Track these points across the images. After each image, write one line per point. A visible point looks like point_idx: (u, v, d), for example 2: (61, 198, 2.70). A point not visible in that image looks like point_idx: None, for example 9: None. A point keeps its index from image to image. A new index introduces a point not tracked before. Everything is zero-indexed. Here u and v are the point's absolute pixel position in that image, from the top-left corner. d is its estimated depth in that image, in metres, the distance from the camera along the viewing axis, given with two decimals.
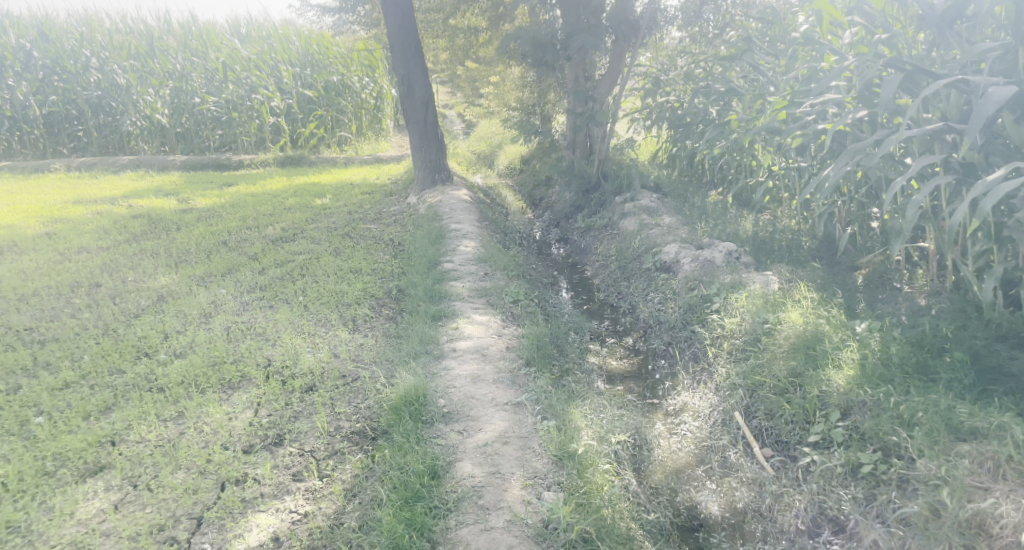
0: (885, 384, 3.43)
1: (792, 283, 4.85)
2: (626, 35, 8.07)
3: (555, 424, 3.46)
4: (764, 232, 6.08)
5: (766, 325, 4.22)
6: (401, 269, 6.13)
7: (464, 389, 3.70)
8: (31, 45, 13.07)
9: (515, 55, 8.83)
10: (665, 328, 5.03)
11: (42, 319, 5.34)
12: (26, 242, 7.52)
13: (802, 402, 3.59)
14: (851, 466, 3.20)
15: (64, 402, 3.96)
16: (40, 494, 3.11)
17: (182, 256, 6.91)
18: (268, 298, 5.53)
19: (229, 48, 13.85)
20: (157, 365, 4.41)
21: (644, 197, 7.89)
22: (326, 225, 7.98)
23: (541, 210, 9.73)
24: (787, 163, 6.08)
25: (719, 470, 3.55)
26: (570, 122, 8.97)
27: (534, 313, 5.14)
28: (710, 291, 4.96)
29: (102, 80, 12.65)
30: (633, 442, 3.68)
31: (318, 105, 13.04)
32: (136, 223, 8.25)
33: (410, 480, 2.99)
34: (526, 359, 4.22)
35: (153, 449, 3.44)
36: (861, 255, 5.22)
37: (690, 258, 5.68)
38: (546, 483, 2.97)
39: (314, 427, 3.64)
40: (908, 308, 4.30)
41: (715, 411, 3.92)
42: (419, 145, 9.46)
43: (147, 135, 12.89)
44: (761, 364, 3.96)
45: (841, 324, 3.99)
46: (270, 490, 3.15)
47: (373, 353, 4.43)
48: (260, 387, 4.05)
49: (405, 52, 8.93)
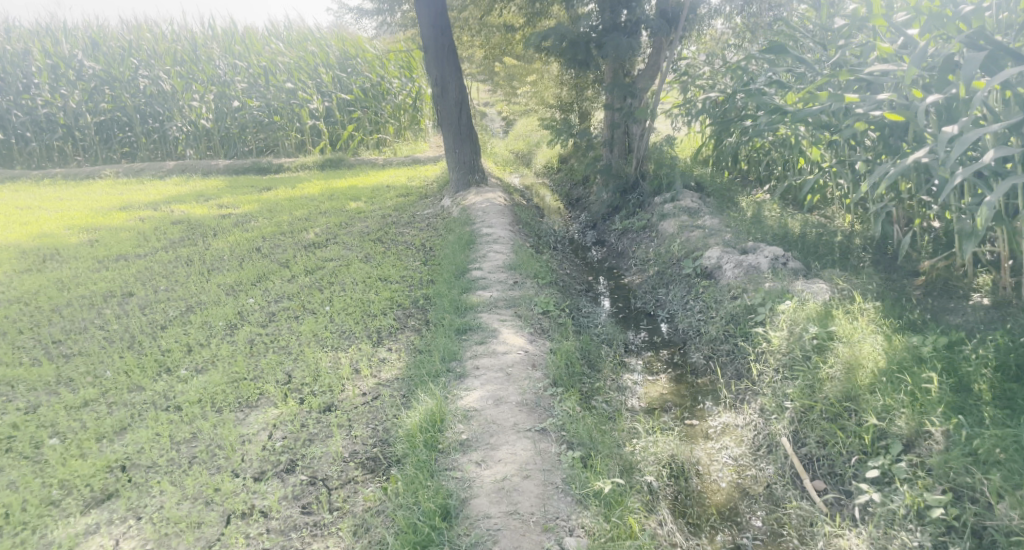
0: (956, 414, 3.05)
1: (846, 292, 4.46)
2: (663, 29, 7.67)
3: (582, 456, 3.22)
4: (815, 234, 5.65)
5: (816, 340, 3.83)
6: (429, 277, 5.92)
7: (485, 414, 3.48)
8: (82, 54, 13.33)
9: (549, 53, 8.50)
10: (706, 340, 4.68)
11: (72, 331, 5.29)
12: (69, 250, 7.56)
13: (858, 431, 3.25)
14: (917, 508, 2.84)
15: (80, 422, 3.86)
16: (41, 526, 3.06)
17: (216, 263, 6.84)
18: (295, 307, 5.39)
19: (271, 52, 13.83)
20: (178, 382, 4.28)
21: (685, 196, 7.48)
22: (359, 229, 7.85)
23: (578, 211, 9.41)
24: (839, 160, 5.65)
25: (766, 505, 3.24)
26: (608, 119, 8.60)
27: (564, 325, 4.85)
28: (755, 300, 4.56)
29: (149, 87, 12.80)
30: (670, 473, 3.38)
31: (356, 107, 13.01)
32: (175, 230, 8.24)
33: (420, 522, 2.78)
34: (553, 378, 3.96)
35: (163, 476, 3.33)
36: (923, 259, 4.80)
37: (733, 263, 5.27)
38: (569, 526, 2.76)
39: (329, 452, 3.45)
40: (976, 322, 3.89)
41: (760, 436, 3.60)
42: (453, 146, 9.23)
43: (193, 140, 13.04)
44: (810, 385, 3.59)
45: (904, 340, 3.60)
46: (277, 525, 3.01)
47: (395, 370, 4.23)
48: (278, 406, 3.87)
49: (438, 51, 8.70)
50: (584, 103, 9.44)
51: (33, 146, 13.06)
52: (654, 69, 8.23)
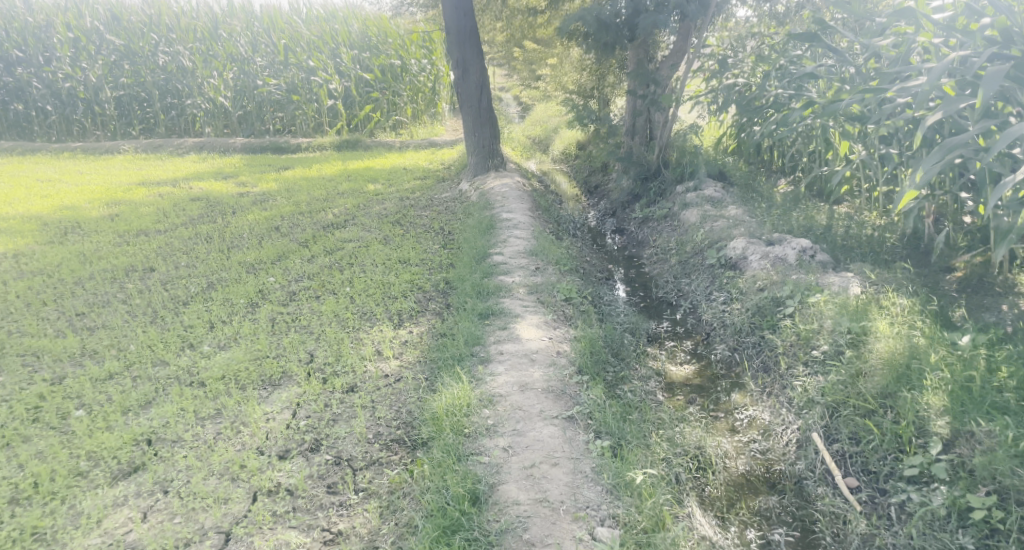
0: (1000, 414, 3.01)
1: (877, 285, 4.38)
2: (696, 14, 7.43)
3: (611, 445, 3.22)
4: (842, 227, 5.56)
5: (849, 335, 3.77)
6: (450, 261, 5.89)
7: (511, 400, 3.47)
8: (104, 28, 13.34)
9: (574, 36, 8.35)
10: (731, 332, 4.61)
11: (94, 305, 5.32)
12: (89, 223, 7.59)
13: (894, 429, 3.21)
14: (958, 509, 2.82)
15: (106, 395, 3.88)
16: (70, 496, 3.07)
17: (235, 241, 6.84)
18: (316, 287, 5.37)
19: (291, 31, 13.75)
20: (201, 357, 4.28)
21: (708, 186, 7.37)
22: (378, 211, 7.81)
23: (596, 198, 9.33)
24: (869, 152, 5.52)
25: (796, 501, 3.23)
26: (631, 105, 8.46)
27: (587, 313, 4.80)
28: (782, 293, 4.49)
29: (169, 63, 12.81)
30: (696, 464, 3.37)
31: (375, 88, 12.87)
32: (194, 207, 8.25)
33: (449, 506, 2.79)
34: (578, 366, 3.94)
35: (189, 451, 3.33)
36: (956, 255, 4.72)
37: (759, 254, 5.20)
38: (600, 516, 2.75)
39: (352, 433, 3.44)
40: (1013, 321, 3.83)
41: (789, 431, 3.58)
42: (473, 129, 9.13)
43: (211, 117, 13.01)
44: (842, 381, 3.56)
45: (939, 338, 3.54)
46: (303, 504, 3.00)
47: (417, 352, 4.21)
48: (300, 385, 3.87)
49: (461, 33, 8.62)
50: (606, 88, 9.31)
51: (53, 119, 13.14)
52: (680, 55, 8.07)
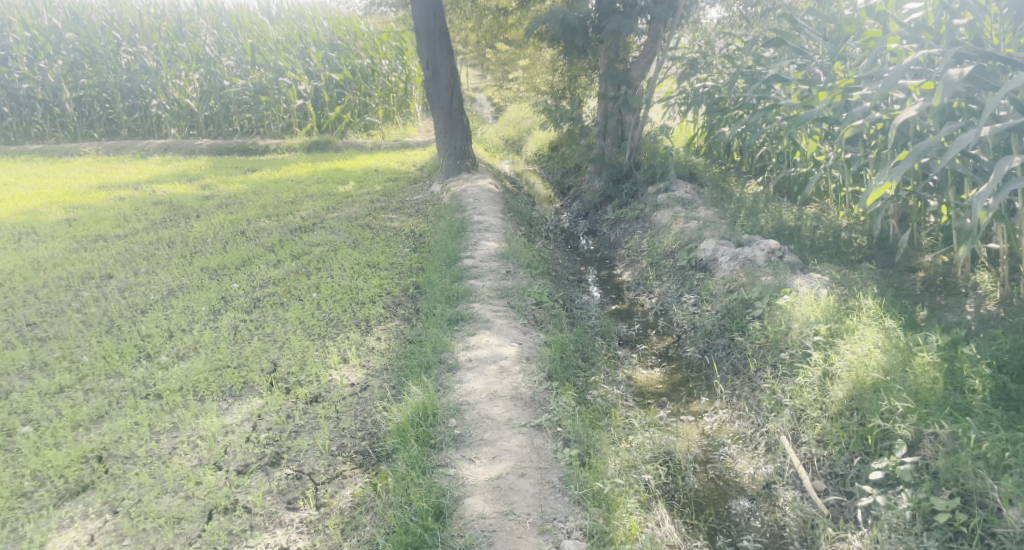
0: (962, 416, 3.01)
1: (845, 286, 4.38)
2: (664, 15, 7.37)
3: (579, 454, 3.15)
4: (810, 227, 5.58)
5: (816, 336, 3.77)
6: (419, 265, 5.77)
7: (479, 408, 3.39)
8: (63, 27, 12.94)
9: (544, 37, 8.27)
10: (701, 335, 4.59)
11: (47, 314, 5.11)
12: (46, 228, 7.33)
13: (860, 431, 3.20)
14: (922, 512, 2.81)
15: (55, 409, 3.70)
16: (12, 519, 2.91)
17: (199, 246, 6.64)
18: (281, 293, 5.23)
19: (258, 30, 13.49)
20: (158, 369, 4.12)
21: (679, 187, 7.36)
22: (347, 214, 7.67)
23: (568, 199, 9.29)
24: (837, 153, 5.53)
25: (765, 505, 3.20)
26: (601, 106, 8.42)
27: (557, 317, 4.73)
28: (751, 294, 4.47)
29: (132, 63, 12.48)
30: (666, 470, 3.34)
31: (345, 89, 12.67)
32: (158, 210, 8.01)
33: (411, 522, 2.70)
34: (548, 372, 3.87)
35: (141, 468, 3.19)
36: (921, 254, 4.76)
37: (729, 256, 5.18)
38: (566, 528, 2.68)
39: (315, 445, 3.33)
40: (976, 320, 3.86)
41: (758, 434, 3.55)
42: (444, 130, 9.01)
43: (176, 118, 12.70)
44: (810, 383, 3.55)
45: (905, 339, 3.53)
46: (261, 521, 2.89)
47: (384, 359, 4.10)
48: (262, 396, 3.74)
49: (430, 34, 8.51)
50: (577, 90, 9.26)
51: (10, 121, 12.73)
52: (650, 57, 8.02)
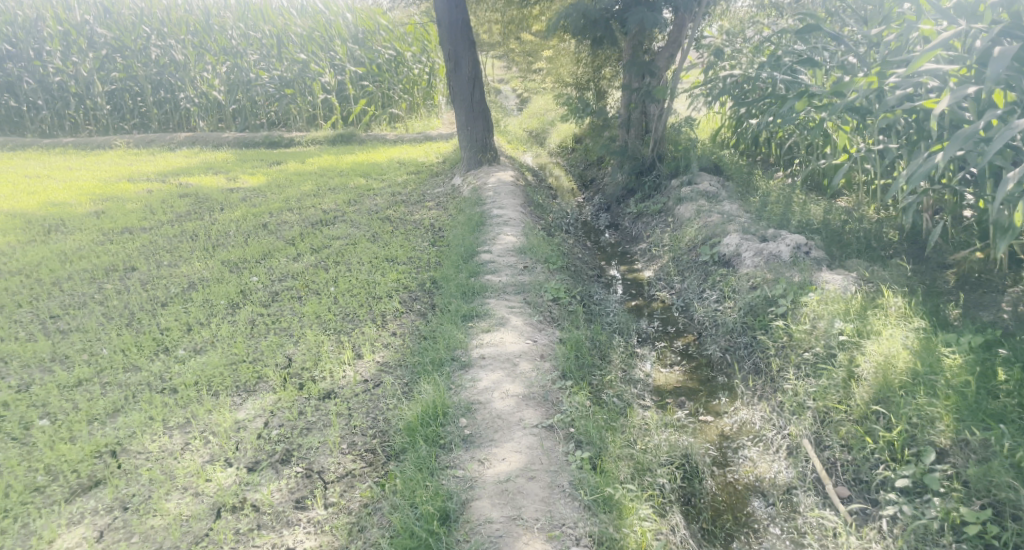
0: (995, 423, 2.88)
1: (874, 283, 4.22)
2: (688, 5, 7.17)
3: (591, 456, 3.07)
4: (838, 221, 5.40)
5: (841, 336, 3.64)
6: (437, 259, 5.71)
7: (490, 409, 3.33)
8: (94, 21, 13.10)
9: (566, 28, 8.11)
10: (723, 332, 4.46)
11: (71, 306, 5.17)
12: (75, 220, 7.45)
13: (886, 436, 3.08)
14: (951, 523, 2.69)
15: (72, 403, 3.73)
16: (23, 514, 2.93)
17: (221, 239, 6.68)
18: (300, 287, 5.22)
19: (283, 22, 13.56)
20: (175, 362, 4.13)
21: (703, 180, 7.20)
22: (368, 207, 7.65)
23: (591, 192, 9.16)
24: (868, 144, 5.34)
25: (785, 511, 3.09)
26: (625, 98, 8.26)
27: (574, 314, 4.65)
28: (775, 291, 4.33)
29: (160, 57, 12.67)
30: (682, 473, 3.25)
31: (369, 81, 12.70)
32: (183, 203, 8.08)
33: (417, 526, 2.65)
34: (562, 370, 3.80)
35: (153, 463, 3.20)
36: (955, 251, 4.57)
37: (753, 251, 5.03)
38: (575, 535, 2.61)
39: (326, 443, 3.30)
40: (1012, 322, 3.70)
41: (779, 437, 3.44)
42: (465, 123, 8.93)
43: (204, 111, 12.84)
44: (834, 385, 3.43)
45: (937, 341, 3.38)
46: (269, 521, 2.86)
47: (398, 356, 4.06)
48: (275, 392, 3.72)
49: (451, 26, 8.42)
50: (601, 81, 9.09)
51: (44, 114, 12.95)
52: (674, 47, 7.82)
